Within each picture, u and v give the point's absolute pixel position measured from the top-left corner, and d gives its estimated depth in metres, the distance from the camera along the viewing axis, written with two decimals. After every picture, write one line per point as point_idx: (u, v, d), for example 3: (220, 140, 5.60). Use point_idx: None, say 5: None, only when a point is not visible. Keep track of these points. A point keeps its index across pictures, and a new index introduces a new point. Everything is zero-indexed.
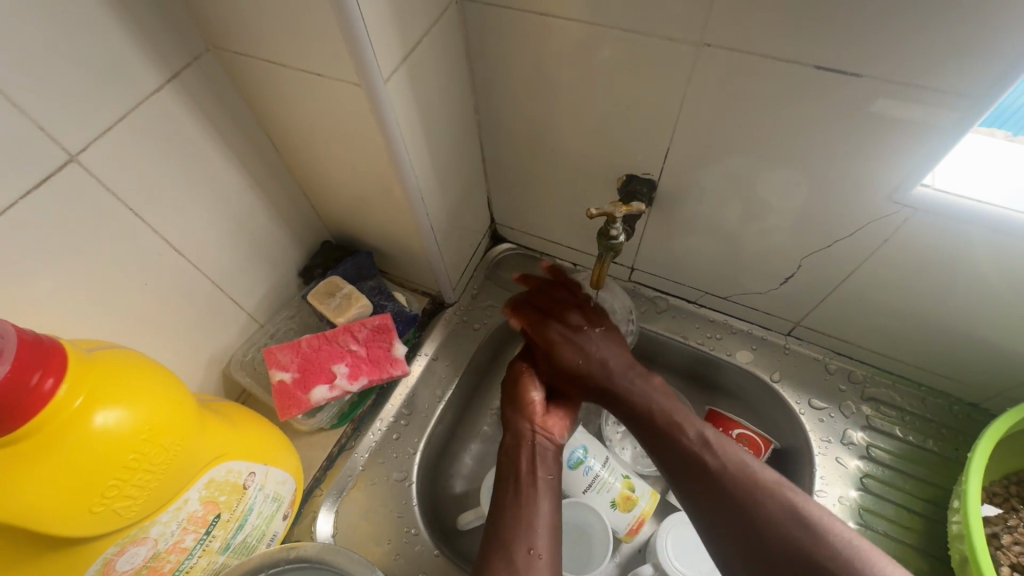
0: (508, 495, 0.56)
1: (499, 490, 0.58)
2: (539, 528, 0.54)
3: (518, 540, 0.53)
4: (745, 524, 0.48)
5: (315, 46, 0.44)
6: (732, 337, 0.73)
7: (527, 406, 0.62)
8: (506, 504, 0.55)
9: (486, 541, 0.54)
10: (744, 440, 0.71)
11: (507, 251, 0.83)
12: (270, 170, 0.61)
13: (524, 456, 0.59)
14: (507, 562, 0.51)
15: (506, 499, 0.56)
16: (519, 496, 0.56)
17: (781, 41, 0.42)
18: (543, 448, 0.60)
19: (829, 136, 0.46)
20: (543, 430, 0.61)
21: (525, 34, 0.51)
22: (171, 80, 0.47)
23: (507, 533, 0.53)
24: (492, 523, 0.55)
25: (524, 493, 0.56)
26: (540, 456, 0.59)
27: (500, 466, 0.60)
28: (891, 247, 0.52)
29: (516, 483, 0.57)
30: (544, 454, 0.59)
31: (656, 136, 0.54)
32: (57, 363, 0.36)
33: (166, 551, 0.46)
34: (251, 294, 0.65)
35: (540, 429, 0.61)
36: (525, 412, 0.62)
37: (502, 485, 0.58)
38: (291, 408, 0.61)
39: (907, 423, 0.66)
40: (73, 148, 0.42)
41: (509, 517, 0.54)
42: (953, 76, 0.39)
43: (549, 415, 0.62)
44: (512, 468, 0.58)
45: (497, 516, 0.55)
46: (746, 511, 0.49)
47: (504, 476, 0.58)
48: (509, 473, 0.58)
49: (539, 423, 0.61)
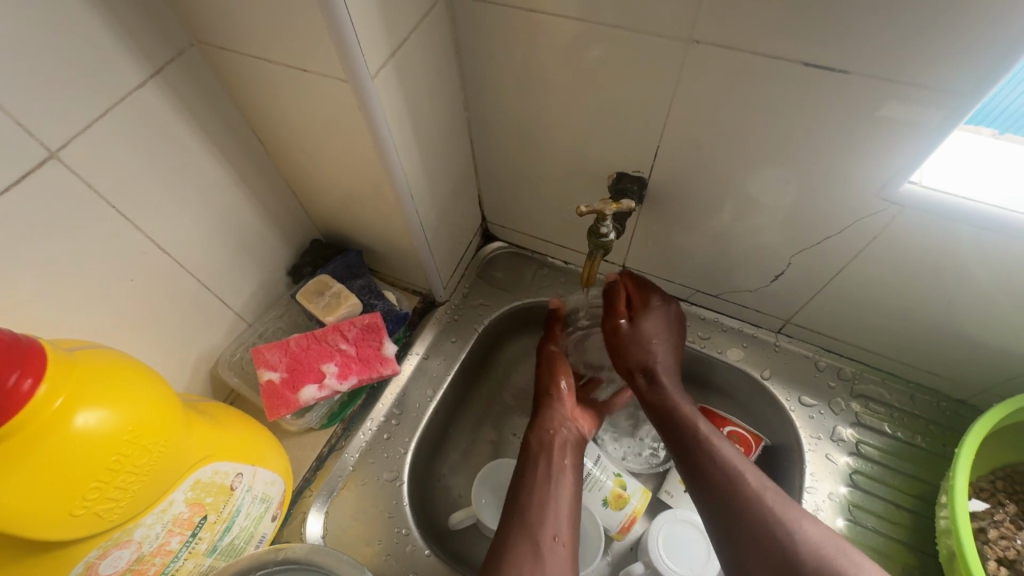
0: (536, 479, 0.59)
1: (527, 470, 0.60)
2: (563, 516, 0.56)
3: (544, 525, 0.55)
4: (775, 558, 0.48)
5: (301, 41, 0.43)
6: (723, 334, 0.73)
7: (562, 401, 0.67)
8: (534, 488, 0.58)
9: (510, 523, 0.55)
10: (735, 437, 0.70)
11: (499, 249, 0.83)
12: (257, 167, 0.60)
13: (557, 445, 0.62)
14: (532, 546, 0.53)
15: (536, 480, 0.59)
16: (549, 482, 0.58)
17: (770, 37, 0.41)
18: (572, 441, 0.63)
19: (818, 133, 0.46)
20: (575, 426, 0.65)
21: (514, 30, 0.51)
22: (154, 76, 0.46)
23: (535, 518, 0.55)
24: (518, 505, 0.57)
25: (554, 480, 0.58)
26: (571, 450, 0.62)
27: (530, 449, 0.62)
28: (879, 244, 0.52)
29: (546, 469, 0.60)
30: (573, 446, 0.63)
31: (646, 133, 0.54)
32: (36, 363, 0.35)
33: (151, 553, 0.45)
34: (238, 293, 0.64)
35: (575, 424, 0.65)
36: (563, 407, 0.66)
37: (532, 469, 0.60)
38: (280, 408, 0.60)
39: (896, 419, 0.67)
40: (52, 144, 0.41)
41: (537, 501, 0.57)
42: (940, 73, 0.39)
43: (578, 412, 0.67)
44: (543, 453, 0.61)
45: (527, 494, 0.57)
46: (782, 547, 0.48)
47: (535, 458, 0.61)
48: (540, 458, 0.61)
49: (571, 420, 0.65)
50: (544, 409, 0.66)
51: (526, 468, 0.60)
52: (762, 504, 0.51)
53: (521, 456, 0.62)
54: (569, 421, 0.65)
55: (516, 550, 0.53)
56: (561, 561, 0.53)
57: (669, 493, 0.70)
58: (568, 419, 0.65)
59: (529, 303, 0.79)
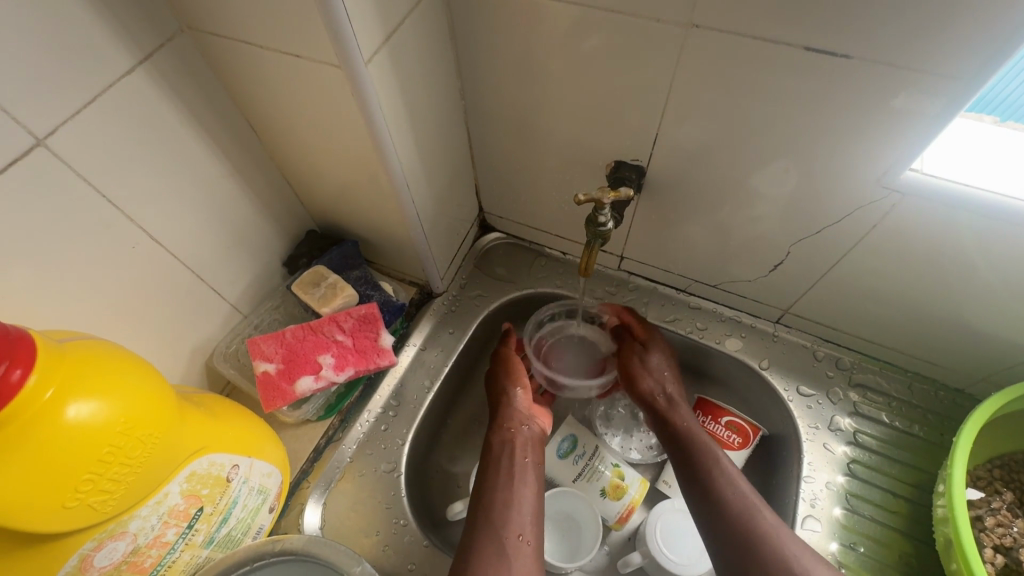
0: (499, 479, 0.59)
1: (490, 470, 0.61)
2: (527, 513, 0.57)
3: (508, 524, 0.55)
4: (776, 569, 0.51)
5: (293, 27, 0.42)
6: (721, 325, 0.73)
7: (519, 399, 0.68)
8: (497, 478, 0.59)
9: (474, 522, 0.56)
10: (733, 427, 0.72)
11: (496, 240, 0.82)
12: (251, 158, 0.59)
13: (518, 443, 0.63)
14: (497, 547, 0.54)
15: (498, 478, 0.59)
16: (513, 481, 0.59)
17: (770, 22, 0.41)
18: (531, 437, 0.65)
19: (818, 120, 0.45)
20: (537, 424, 0.67)
21: (511, 16, 0.50)
22: (142, 62, 0.45)
23: (499, 516, 0.56)
24: (483, 505, 0.57)
25: (518, 476, 0.60)
26: (532, 448, 0.64)
27: (491, 448, 0.63)
28: (879, 233, 0.52)
29: (512, 466, 0.61)
30: (533, 442, 0.64)
31: (644, 122, 0.54)
32: (24, 355, 0.35)
33: (147, 545, 0.45)
34: (233, 284, 0.64)
35: (533, 420, 0.67)
36: (520, 404, 0.67)
37: (493, 466, 0.61)
38: (276, 399, 0.60)
39: (894, 409, 0.67)
40: (39, 131, 0.40)
41: (501, 502, 0.57)
42: (944, 58, 0.38)
43: (535, 408, 0.69)
44: (505, 452, 0.62)
45: (488, 492, 0.58)
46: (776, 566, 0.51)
47: (497, 458, 0.62)
48: (502, 460, 0.61)
49: (531, 417, 0.67)
50: (505, 404, 0.67)
51: (488, 469, 0.61)
52: (760, 521, 0.54)
53: (482, 456, 0.63)
54: (528, 418, 0.66)
55: (481, 552, 0.53)
56: (526, 557, 0.54)
57: (667, 483, 0.71)
58: (528, 415, 0.67)
59: (527, 294, 0.78)
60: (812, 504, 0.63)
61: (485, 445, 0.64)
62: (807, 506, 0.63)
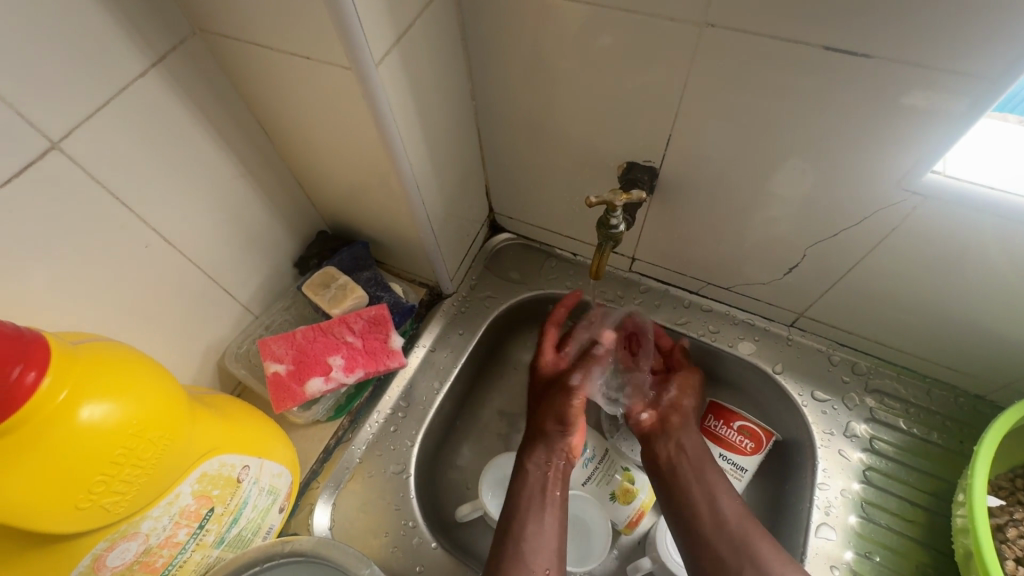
0: (530, 510, 0.59)
1: (520, 498, 0.61)
2: (552, 549, 0.57)
3: (535, 558, 0.56)
4: None
5: (304, 30, 0.42)
6: (733, 328, 0.72)
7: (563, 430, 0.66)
8: (528, 511, 0.59)
9: (501, 552, 0.57)
10: (746, 432, 0.69)
11: (506, 241, 0.82)
12: (263, 160, 0.60)
13: (551, 475, 0.63)
14: None
15: (527, 510, 0.60)
16: (544, 514, 0.59)
17: (786, 22, 0.40)
18: (562, 469, 0.65)
19: (836, 121, 0.44)
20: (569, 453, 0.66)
21: (522, 16, 0.50)
22: (155, 64, 0.45)
23: (528, 550, 0.56)
24: (511, 535, 0.58)
25: (548, 509, 0.60)
26: (560, 480, 0.64)
27: (524, 475, 0.63)
28: (899, 236, 0.51)
29: (542, 498, 0.61)
30: (563, 474, 0.64)
31: (658, 122, 0.53)
32: (38, 356, 0.35)
33: (158, 545, 0.45)
34: (244, 284, 0.64)
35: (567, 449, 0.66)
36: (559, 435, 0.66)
37: (526, 494, 0.61)
38: (286, 400, 0.60)
39: (912, 416, 0.65)
40: (54, 134, 0.41)
41: (530, 535, 0.57)
42: (969, 58, 0.37)
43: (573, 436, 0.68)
44: (538, 483, 0.62)
45: (518, 524, 0.58)
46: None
47: (529, 487, 0.62)
48: (533, 490, 0.62)
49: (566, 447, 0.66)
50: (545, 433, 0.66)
51: (521, 498, 0.61)
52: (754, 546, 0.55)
53: (512, 482, 0.63)
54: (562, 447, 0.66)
55: None
56: None
57: None
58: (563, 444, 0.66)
59: (537, 295, 0.78)
60: (826, 512, 0.62)
61: (517, 471, 0.64)
62: (821, 514, 0.62)
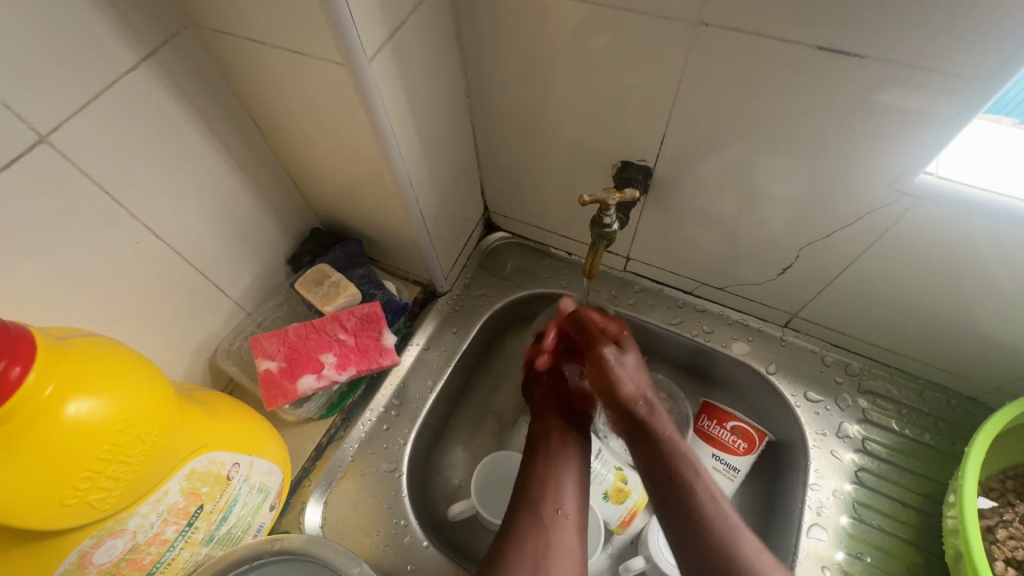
0: (542, 457, 0.62)
1: (534, 450, 0.63)
2: (567, 490, 0.59)
3: (548, 498, 0.58)
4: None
5: (297, 25, 0.42)
6: (727, 328, 0.72)
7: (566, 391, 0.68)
8: (539, 460, 0.62)
9: (515, 499, 0.59)
10: (739, 432, 0.69)
11: (501, 240, 0.81)
12: (256, 156, 0.59)
13: (563, 426, 0.65)
14: (536, 519, 0.56)
15: (540, 459, 0.62)
16: (555, 461, 0.61)
17: (780, 21, 0.40)
18: (576, 421, 0.66)
19: (829, 122, 0.44)
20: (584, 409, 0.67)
21: (516, 13, 0.49)
22: (146, 59, 0.45)
23: (538, 491, 0.59)
24: (523, 482, 0.60)
25: (560, 457, 0.62)
26: (575, 430, 0.65)
27: (537, 430, 0.66)
28: (891, 237, 0.51)
29: (554, 448, 0.63)
30: (577, 425, 0.65)
31: (652, 122, 0.53)
32: (24, 351, 0.35)
33: (146, 543, 0.45)
34: (236, 281, 0.63)
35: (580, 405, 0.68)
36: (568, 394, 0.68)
37: (538, 445, 0.64)
38: (278, 398, 0.60)
39: (904, 417, 0.65)
40: (43, 128, 0.40)
41: (542, 479, 0.60)
42: (961, 59, 0.37)
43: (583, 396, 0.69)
44: (549, 434, 0.64)
45: (530, 472, 0.61)
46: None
47: (540, 441, 0.64)
48: (544, 440, 0.64)
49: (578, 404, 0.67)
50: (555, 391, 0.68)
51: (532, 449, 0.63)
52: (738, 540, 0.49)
53: (528, 440, 0.66)
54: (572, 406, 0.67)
55: (520, 522, 0.56)
56: (564, 531, 0.56)
57: None
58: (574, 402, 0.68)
59: (531, 294, 0.77)
60: (818, 512, 0.62)
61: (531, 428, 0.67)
62: (813, 514, 0.62)
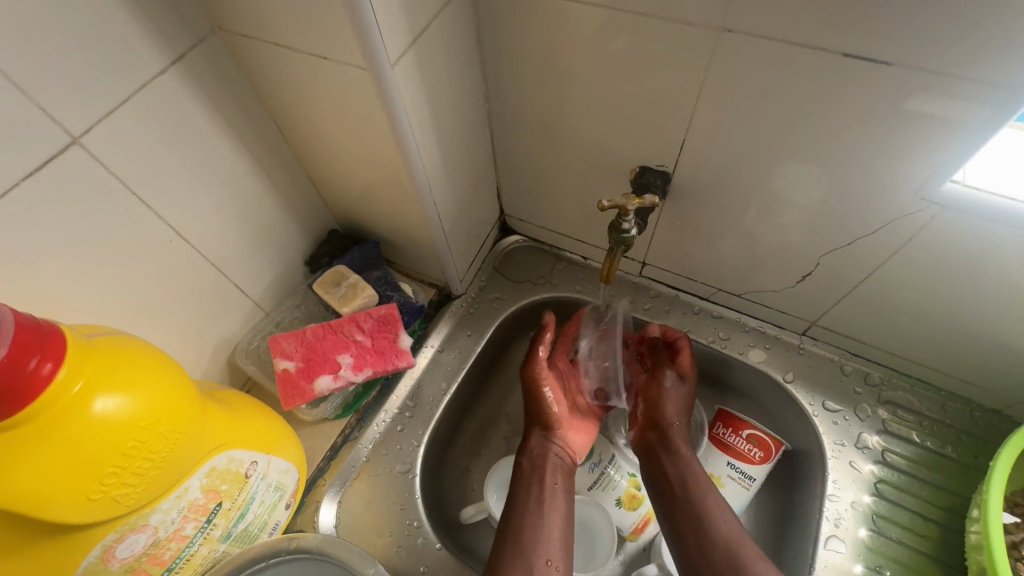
0: (530, 502, 0.60)
1: (520, 491, 0.61)
2: (555, 540, 0.57)
3: (537, 549, 0.56)
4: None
5: (321, 31, 0.43)
6: (744, 335, 0.71)
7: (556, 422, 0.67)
8: (528, 503, 0.59)
9: (502, 543, 0.57)
10: (755, 441, 0.68)
11: (516, 243, 0.82)
12: (277, 158, 0.60)
13: (549, 468, 0.63)
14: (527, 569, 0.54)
15: (527, 502, 0.59)
16: (543, 507, 0.59)
17: (804, 27, 0.39)
18: (563, 465, 0.64)
19: (853, 128, 0.44)
20: (568, 448, 0.66)
21: (537, 18, 0.50)
22: (175, 63, 0.46)
23: (528, 540, 0.56)
24: (513, 525, 0.58)
25: (548, 501, 0.60)
26: (561, 473, 0.63)
27: (523, 470, 0.63)
28: (915, 246, 0.50)
29: (543, 491, 0.61)
30: (564, 469, 0.64)
31: (671, 127, 0.53)
32: (55, 348, 0.35)
33: (167, 538, 0.45)
34: (256, 281, 0.64)
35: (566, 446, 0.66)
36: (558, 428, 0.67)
37: (526, 486, 0.61)
38: (295, 397, 0.61)
39: (925, 429, 0.64)
40: (75, 130, 0.41)
41: (532, 525, 0.57)
42: (992, 66, 0.36)
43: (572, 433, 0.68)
44: (537, 475, 0.62)
45: (518, 516, 0.58)
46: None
47: (528, 481, 0.62)
48: (533, 483, 0.61)
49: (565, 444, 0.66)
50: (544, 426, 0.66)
51: (520, 489, 0.61)
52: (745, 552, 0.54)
53: (512, 479, 0.63)
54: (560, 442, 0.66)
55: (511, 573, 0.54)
56: None
57: None
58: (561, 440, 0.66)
59: (546, 298, 0.78)
60: (836, 523, 0.61)
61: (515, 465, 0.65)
62: (830, 525, 0.61)
